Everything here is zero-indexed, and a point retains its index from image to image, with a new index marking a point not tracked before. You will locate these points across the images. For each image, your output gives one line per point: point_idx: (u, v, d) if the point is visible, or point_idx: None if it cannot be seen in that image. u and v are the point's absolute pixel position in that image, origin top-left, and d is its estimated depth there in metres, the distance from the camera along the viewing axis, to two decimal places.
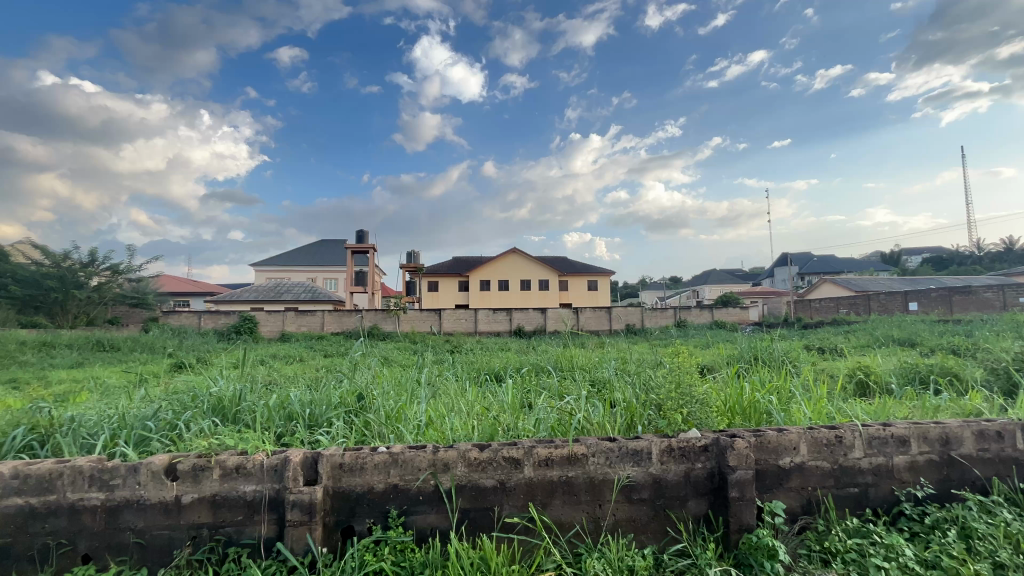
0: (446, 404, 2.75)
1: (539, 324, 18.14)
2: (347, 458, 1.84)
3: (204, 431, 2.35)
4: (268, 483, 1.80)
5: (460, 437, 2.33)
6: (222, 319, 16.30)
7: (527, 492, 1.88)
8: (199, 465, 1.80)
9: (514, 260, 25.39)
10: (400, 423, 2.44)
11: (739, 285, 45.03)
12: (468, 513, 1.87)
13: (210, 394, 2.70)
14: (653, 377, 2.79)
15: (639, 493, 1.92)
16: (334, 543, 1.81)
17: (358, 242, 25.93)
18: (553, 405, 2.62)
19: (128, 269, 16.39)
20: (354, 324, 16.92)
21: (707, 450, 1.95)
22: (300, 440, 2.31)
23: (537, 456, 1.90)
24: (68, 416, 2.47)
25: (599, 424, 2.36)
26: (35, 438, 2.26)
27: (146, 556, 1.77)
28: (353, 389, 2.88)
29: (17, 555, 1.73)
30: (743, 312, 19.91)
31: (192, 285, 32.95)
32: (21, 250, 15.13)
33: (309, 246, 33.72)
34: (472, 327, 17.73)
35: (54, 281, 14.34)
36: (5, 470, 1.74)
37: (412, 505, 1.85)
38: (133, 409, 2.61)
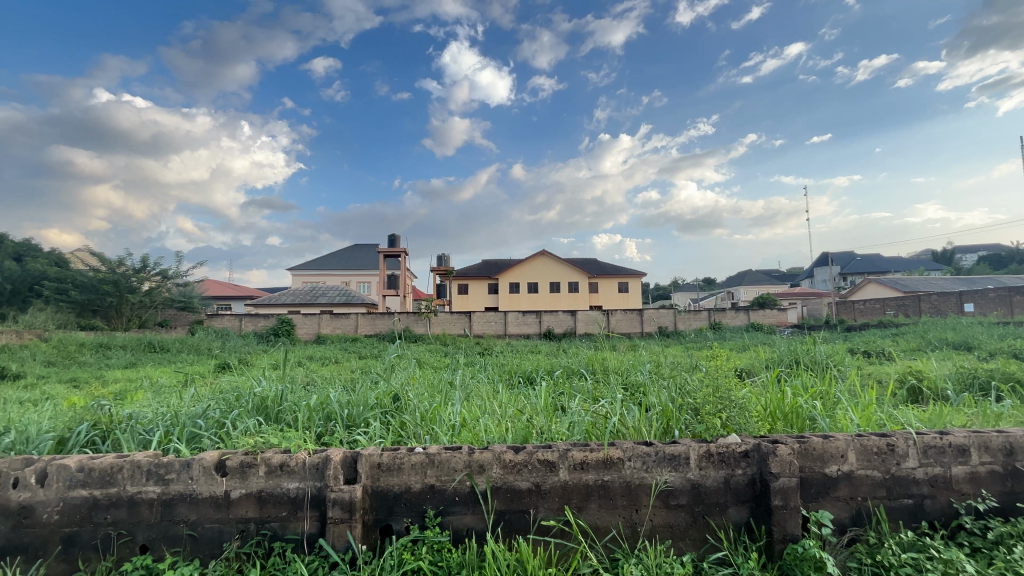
0: (480, 407, 2.77)
1: (569, 327, 18.00)
2: (385, 458, 1.88)
3: (249, 430, 2.44)
4: (310, 481, 1.86)
5: (495, 440, 2.34)
6: (262, 321, 16.92)
7: (562, 495, 1.88)
8: (246, 462, 1.88)
9: (543, 263, 25.38)
10: (434, 424, 2.48)
11: (777, 285, 43.52)
12: (504, 515, 1.88)
13: (254, 394, 2.81)
14: (690, 381, 2.74)
15: (677, 499, 1.89)
16: (373, 541, 1.85)
17: (390, 246, 26.49)
18: (587, 408, 2.60)
19: (176, 274, 17.24)
20: (387, 326, 17.25)
21: (748, 456, 1.89)
22: (339, 440, 2.38)
23: (572, 460, 1.89)
24: (126, 412, 2.62)
25: (635, 428, 2.32)
26: (97, 433, 2.40)
27: (197, 548, 1.86)
28: (388, 389, 2.94)
29: (83, 543, 1.85)
30: (782, 313, 19.23)
31: (234, 289, 34.44)
32: (80, 257, 16.16)
33: (343, 251, 34.69)
34: (502, 329, 17.78)
35: (110, 286, 15.24)
36: (71, 463, 1.87)
37: (448, 506, 1.87)
38: (184, 407, 2.76)
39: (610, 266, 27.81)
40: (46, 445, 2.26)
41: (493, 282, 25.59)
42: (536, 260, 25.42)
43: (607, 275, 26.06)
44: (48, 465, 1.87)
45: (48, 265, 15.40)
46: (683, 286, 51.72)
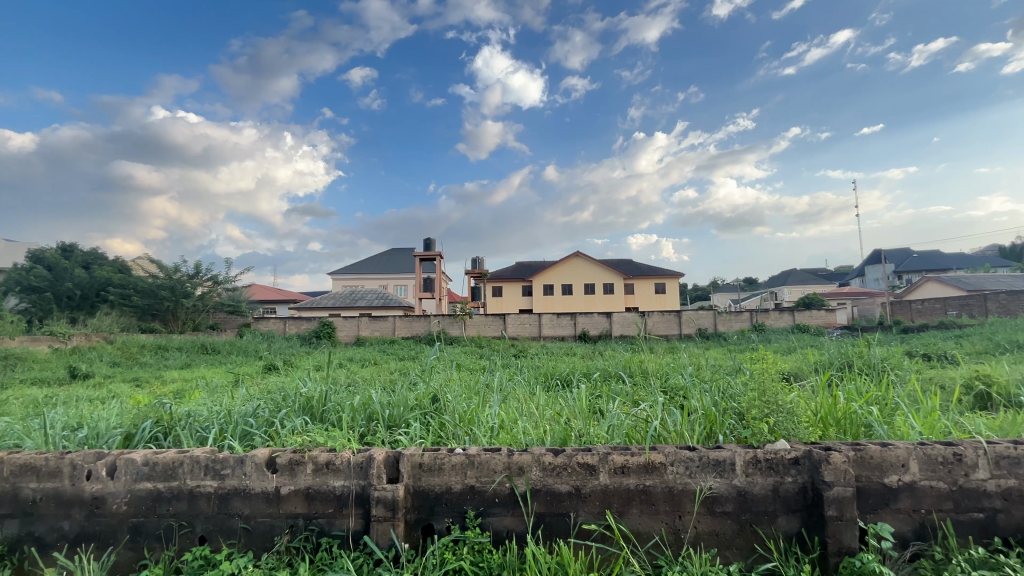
0: (519, 409, 2.79)
1: (604, 329, 17.78)
2: (426, 458, 1.91)
3: (297, 429, 2.54)
4: (355, 479, 1.91)
5: (534, 442, 2.34)
6: (305, 324, 17.55)
7: (603, 499, 1.86)
8: (295, 459, 1.95)
9: (578, 264, 25.19)
10: (473, 425, 2.51)
11: (825, 284, 41.51)
12: (544, 518, 1.87)
13: (300, 394, 2.91)
14: (734, 386, 2.66)
15: (723, 506, 1.83)
16: (416, 540, 1.88)
17: (426, 250, 26.98)
18: (627, 411, 2.55)
19: (226, 279, 18.13)
20: (423, 328, 17.55)
21: (798, 464, 1.81)
22: (380, 440, 2.44)
23: (613, 463, 1.86)
24: (184, 410, 2.78)
25: (677, 432, 2.27)
26: (159, 430, 2.56)
27: (250, 541, 1.94)
28: (427, 390, 2.99)
29: (148, 533, 1.97)
30: (830, 315, 18.34)
31: (279, 294, 35.91)
32: (140, 264, 17.28)
33: (381, 256, 35.58)
34: (536, 332, 17.75)
35: (167, 291, 16.21)
36: (137, 457, 1.99)
37: (488, 507, 1.88)
38: (236, 406, 2.89)
39: (646, 266, 27.29)
40: (114, 440, 2.43)
41: (527, 284, 25.60)
42: (571, 261, 25.25)
43: (643, 276, 25.59)
44: (117, 458, 2.01)
45: (112, 271, 16.51)
46: (722, 286, 50.15)
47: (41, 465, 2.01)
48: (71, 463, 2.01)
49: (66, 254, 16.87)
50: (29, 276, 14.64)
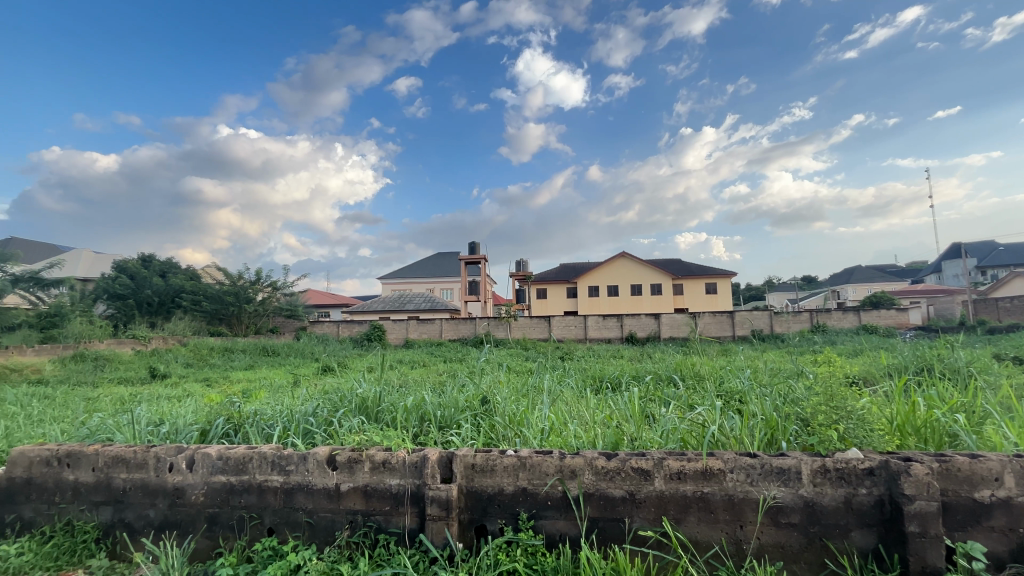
0: (569, 412, 2.77)
1: (652, 331, 17.34)
2: (479, 459, 1.93)
3: (354, 428, 2.63)
4: (410, 479, 1.96)
5: (586, 446, 2.32)
6: (357, 328, 18.22)
7: (658, 505, 1.81)
8: (353, 458, 2.03)
9: (623, 264, 24.72)
10: (523, 427, 2.51)
11: (894, 281, 38.58)
12: (598, 523, 1.85)
13: (356, 395, 3.02)
14: (797, 391, 2.52)
15: (789, 517, 1.73)
16: (469, 540, 1.91)
17: (471, 254, 27.38)
18: (682, 416, 2.47)
19: (284, 285, 19.05)
20: (469, 331, 17.76)
21: (873, 474, 1.69)
22: (433, 440, 2.48)
23: (668, 468, 1.81)
24: (251, 409, 2.95)
25: (736, 438, 2.17)
26: (230, 426, 2.73)
27: (314, 534, 2.03)
28: (477, 393, 3.03)
29: (223, 523, 2.10)
30: (903, 314, 17.03)
31: (334, 298, 37.62)
32: (209, 273, 18.55)
33: (428, 260, 36.42)
34: (582, 334, 17.51)
35: (232, 297, 17.31)
36: (212, 452, 2.14)
37: (541, 510, 1.88)
38: (298, 405, 3.04)
39: (696, 265, 26.41)
40: (192, 435, 2.62)
41: (572, 286, 25.39)
42: (616, 262, 24.82)
43: (692, 276, 24.78)
44: (195, 452, 2.16)
45: (185, 279, 17.84)
46: (779, 285, 47.70)
47: (130, 456, 2.20)
48: (155, 456, 2.19)
49: (145, 264, 18.36)
50: (115, 284, 16.13)
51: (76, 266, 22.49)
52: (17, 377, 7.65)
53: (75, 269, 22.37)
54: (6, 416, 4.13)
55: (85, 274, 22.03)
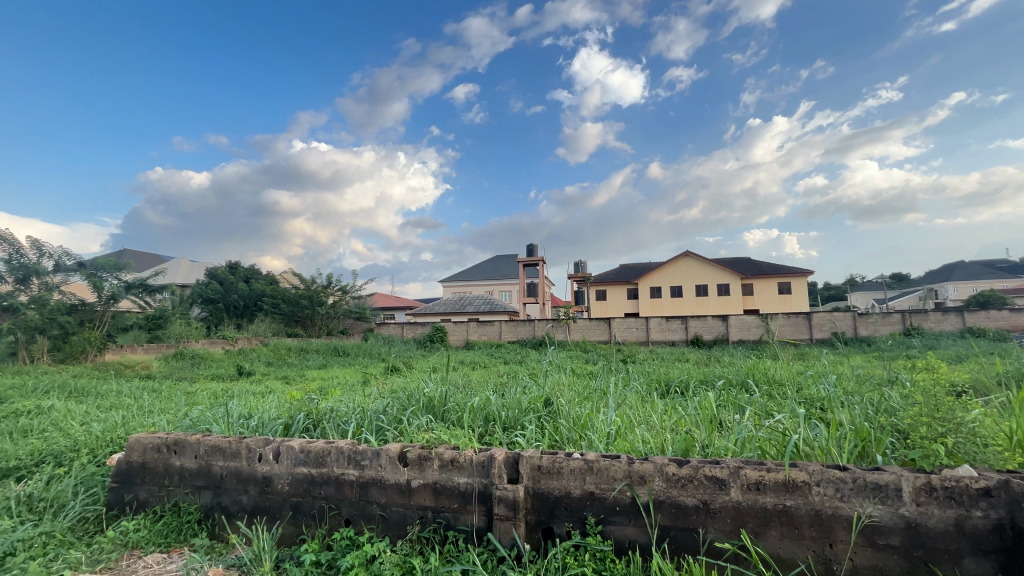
0: (635, 416, 2.70)
1: (720, 333, 16.52)
2: (545, 461, 1.93)
3: (422, 426, 2.72)
4: (477, 478, 2.00)
5: (654, 452, 2.25)
6: (420, 329, 18.84)
7: (735, 517, 1.72)
8: (423, 455, 2.10)
9: (687, 264, 23.77)
10: (588, 430, 2.48)
11: (1005, 278, 34.27)
12: (669, 532, 1.78)
13: (423, 394, 3.12)
14: (893, 400, 2.30)
15: (887, 538, 1.59)
16: (537, 541, 1.91)
17: (529, 256, 27.49)
18: (759, 423, 2.33)
19: (352, 288, 20.03)
20: (529, 333, 17.79)
21: (990, 496, 1.51)
22: (499, 440, 2.51)
23: (745, 479, 1.72)
24: (328, 406, 3.14)
25: (823, 449, 2.01)
26: (310, 422, 2.91)
27: (387, 528, 2.12)
28: (540, 394, 3.02)
29: (306, 511, 2.25)
30: (1017, 315, 15.05)
31: (399, 301, 39.34)
32: (286, 277, 19.97)
33: (487, 263, 37.02)
34: (644, 337, 16.97)
35: (306, 301, 18.50)
36: (296, 445, 2.30)
37: (609, 515, 1.84)
38: (370, 403, 3.19)
39: (768, 263, 24.84)
40: (277, 428, 2.83)
41: (633, 287, 24.73)
42: (680, 261, 23.92)
43: (763, 275, 23.37)
44: (281, 445, 2.33)
45: (266, 284, 19.32)
46: (863, 283, 43.84)
47: (226, 446, 2.42)
48: (247, 447, 2.38)
49: (232, 271, 20.07)
50: (208, 289, 17.85)
51: (176, 273, 25.11)
52: (130, 372, 8.65)
53: (175, 276, 24.98)
54: (122, 407, 4.67)
55: (182, 281, 24.49)
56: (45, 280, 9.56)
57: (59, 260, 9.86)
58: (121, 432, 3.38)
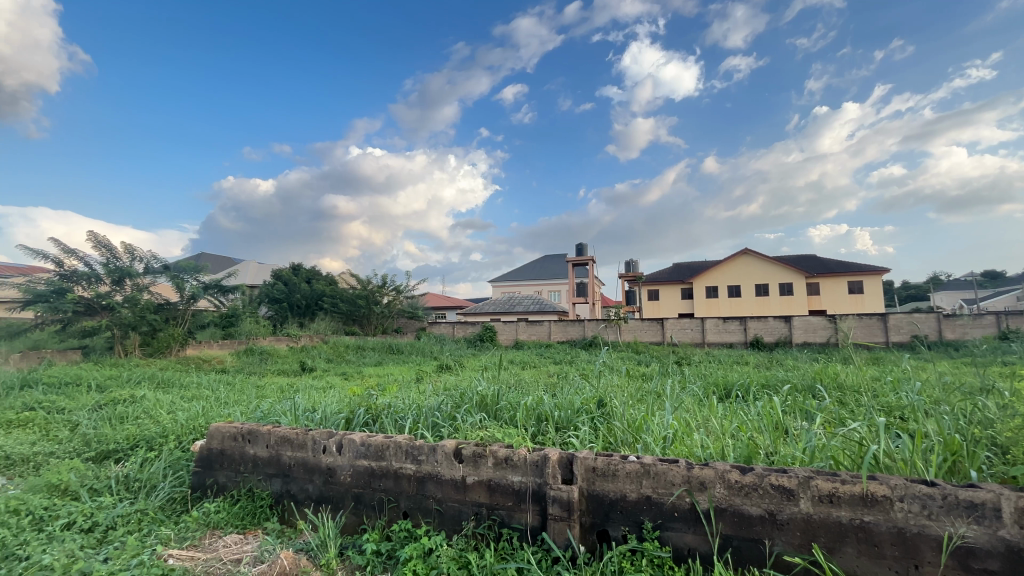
0: (693, 419, 2.61)
1: (782, 335, 15.63)
2: (600, 463, 1.91)
3: (476, 423, 2.76)
4: (531, 477, 2.00)
5: (714, 457, 2.15)
6: (470, 329, 19.12)
7: (806, 530, 1.62)
8: (478, 452, 2.13)
9: (746, 262, 22.65)
10: (643, 433, 2.42)
11: None
12: (732, 542, 1.71)
13: (476, 393, 3.16)
14: (989, 410, 2.08)
15: (983, 562, 1.44)
16: (592, 544, 1.89)
17: (579, 255, 27.22)
18: (830, 432, 2.19)
19: (406, 289, 20.68)
20: (579, 333, 17.58)
21: None
22: (552, 440, 2.50)
23: (817, 490, 1.62)
24: (385, 402, 3.25)
25: (906, 462, 1.86)
26: (369, 416, 3.03)
27: (443, 522, 2.17)
28: (594, 395, 2.97)
29: (366, 502, 2.35)
30: None
31: (449, 300, 40.22)
32: (345, 277, 20.91)
33: (536, 263, 37.02)
34: (699, 338, 16.36)
35: (363, 300, 19.28)
36: (357, 438, 2.40)
37: (667, 520, 1.79)
38: (424, 400, 3.28)
39: (836, 260, 23.22)
40: (339, 422, 2.96)
41: (688, 286, 23.86)
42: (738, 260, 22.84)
43: (831, 274, 21.86)
44: (343, 438, 2.45)
45: (326, 284, 20.31)
46: (947, 282, 39.98)
47: (293, 437, 2.57)
48: (313, 439, 2.52)
49: (296, 271, 21.24)
50: (274, 289, 19.04)
51: (245, 274, 26.98)
52: (208, 366, 9.38)
53: (245, 277, 26.84)
54: (202, 398, 5.09)
55: (252, 282, 26.26)
56: (136, 281, 10.62)
57: (148, 264, 10.94)
58: (202, 421, 3.68)
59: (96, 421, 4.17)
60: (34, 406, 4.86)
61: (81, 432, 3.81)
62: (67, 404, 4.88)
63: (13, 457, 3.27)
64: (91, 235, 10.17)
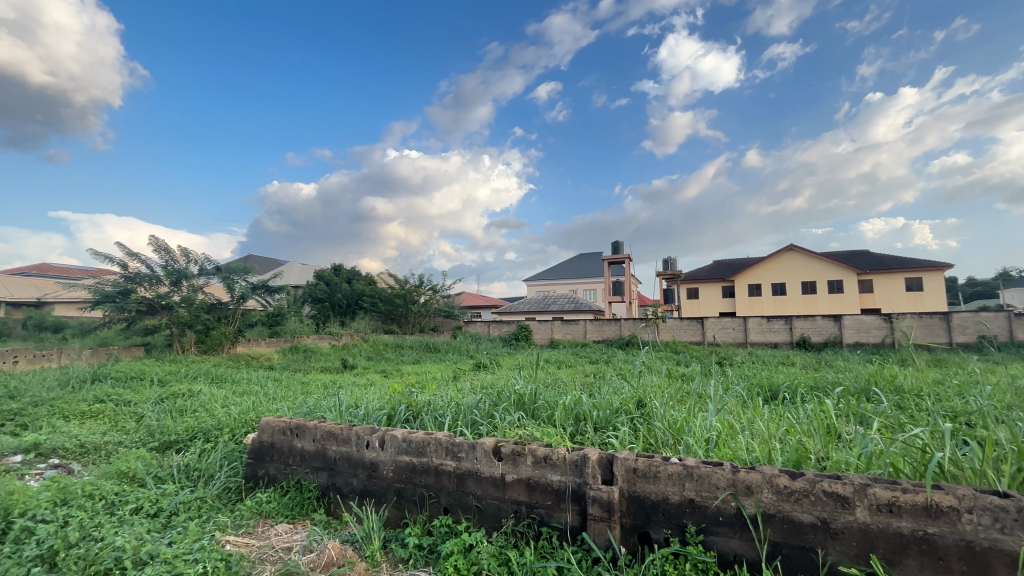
0: (737, 421, 2.53)
1: (831, 335, 14.90)
2: (641, 464, 1.88)
3: (514, 422, 2.77)
4: (571, 476, 2.00)
5: (761, 461, 2.09)
6: (505, 328, 19.21)
7: (863, 540, 1.54)
8: (517, 450, 2.14)
9: (792, 259, 21.70)
10: (685, 434, 2.37)
11: None
12: (781, 549, 1.65)
13: (513, 391, 3.16)
14: None
15: None
16: (633, 546, 1.87)
17: (615, 253, 26.84)
18: (887, 438, 2.07)
19: (442, 288, 21.00)
20: (615, 332, 17.32)
21: None
22: (591, 440, 2.48)
23: (875, 498, 1.54)
24: (425, 399, 3.31)
25: (974, 471, 1.74)
26: (410, 413, 3.10)
27: (483, 519, 2.20)
28: (633, 396, 2.93)
29: (408, 497, 2.40)
30: None
31: (484, 300, 40.59)
32: (383, 277, 21.44)
33: (571, 262, 36.77)
34: (742, 338, 15.79)
35: (401, 299, 19.72)
36: (399, 434, 2.47)
37: (712, 525, 1.74)
38: (462, 398, 3.31)
39: (891, 256, 21.92)
40: (381, 418, 3.05)
41: (729, 284, 23.10)
42: (782, 256, 21.91)
43: (886, 270, 20.66)
44: (385, 434, 2.52)
45: (365, 284, 20.88)
46: (1017, 280, 37.04)
47: (338, 432, 2.66)
48: (356, 434, 2.60)
49: (337, 272, 21.95)
50: (317, 289, 19.75)
51: (290, 275, 28.14)
52: (256, 363, 9.84)
53: (289, 277, 28.00)
54: (253, 393, 5.35)
55: (295, 282, 27.36)
56: (191, 282, 11.27)
57: (202, 266, 11.57)
58: (253, 415, 3.86)
59: (159, 413, 4.46)
60: (104, 399, 5.23)
61: (146, 423, 4.08)
62: (133, 397, 5.24)
63: (86, 445, 3.54)
64: (151, 240, 10.86)
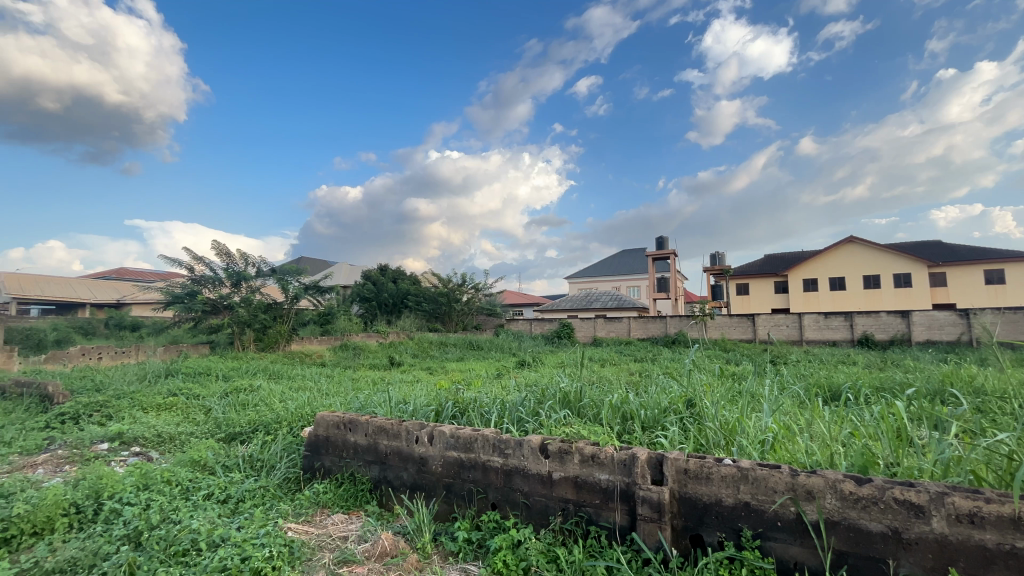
0: (795, 423, 2.41)
1: (898, 333, 13.90)
2: (692, 465, 1.83)
3: (560, 420, 2.77)
4: (619, 476, 1.97)
5: (822, 465, 1.98)
6: (547, 326, 19.19)
7: (940, 552, 1.44)
8: (564, 448, 2.14)
9: (852, 251, 20.41)
10: (738, 435, 2.28)
11: None
12: (847, 558, 1.56)
13: (558, 389, 3.15)
14: None
15: None
16: (685, 549, 1.82)
17: (659, 249, 26.17)
18: (965, 443, 1.92)
19: (484, 287, 21.19)
20: (660, 329, 16.90)
21: None
22: (640, 440, 2.44)
23: (953, 508, 1.43)
24: (470, 396, 3.35)
25: None
26: (456, 409, 3.16)
27: (530, 515, 2.21)
28: (682, 394, 2.86)
29: (456, 491, 2.45)
30: None
31: (526, 298, 40.70)
32: (427, 277, 21.90)
33: (614, 258, 36.16)
34: (797, 335, 15.04)
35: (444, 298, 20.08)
36: (447, 430, 2.52)
37: (769, 530, 1.68)
38: (507, 396, 3.34)
39: (967, 247, 20.17)
40: (429, 414, 3.12)
41: (782, 279, 22.01)
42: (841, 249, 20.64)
43: (960, 262, 19.06)
44: (433, 429, 2.58)
45: (410, 283, 21.41)
46: None
47: (389, 427, 2.75)
48: (406, 430, 2.68)
49: (383, 271, 22.61)
50: (364, 289, 20.45)
51: (339, 274, 29.27)
52: (310, 360, 10.33)
53: (339, 277, 29.13)
54: (307, 389, 5.61)
55: (344, 282, 28.46)
56: (250, 283, 11.93)
57: (258, 268, 12.23)
58: (308, 410, 4.05)
59: (224, 406, 4.76)
60: (176, 392, 5.64)
61: (213, 416, 4.37)
62: (201, 391, 5.62)
63: (162, 435, 3.83)
64: (215, 245, 11.60)
